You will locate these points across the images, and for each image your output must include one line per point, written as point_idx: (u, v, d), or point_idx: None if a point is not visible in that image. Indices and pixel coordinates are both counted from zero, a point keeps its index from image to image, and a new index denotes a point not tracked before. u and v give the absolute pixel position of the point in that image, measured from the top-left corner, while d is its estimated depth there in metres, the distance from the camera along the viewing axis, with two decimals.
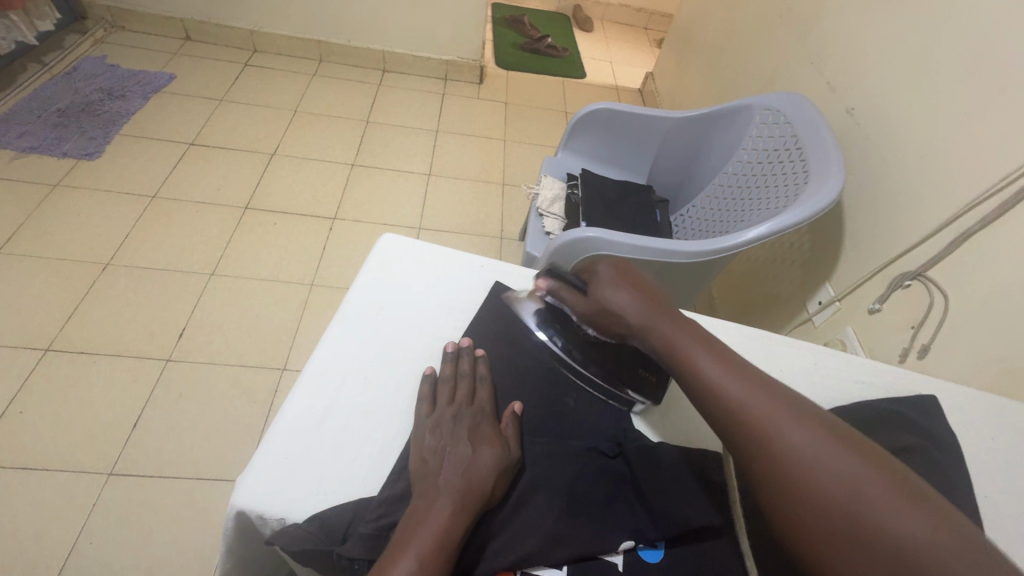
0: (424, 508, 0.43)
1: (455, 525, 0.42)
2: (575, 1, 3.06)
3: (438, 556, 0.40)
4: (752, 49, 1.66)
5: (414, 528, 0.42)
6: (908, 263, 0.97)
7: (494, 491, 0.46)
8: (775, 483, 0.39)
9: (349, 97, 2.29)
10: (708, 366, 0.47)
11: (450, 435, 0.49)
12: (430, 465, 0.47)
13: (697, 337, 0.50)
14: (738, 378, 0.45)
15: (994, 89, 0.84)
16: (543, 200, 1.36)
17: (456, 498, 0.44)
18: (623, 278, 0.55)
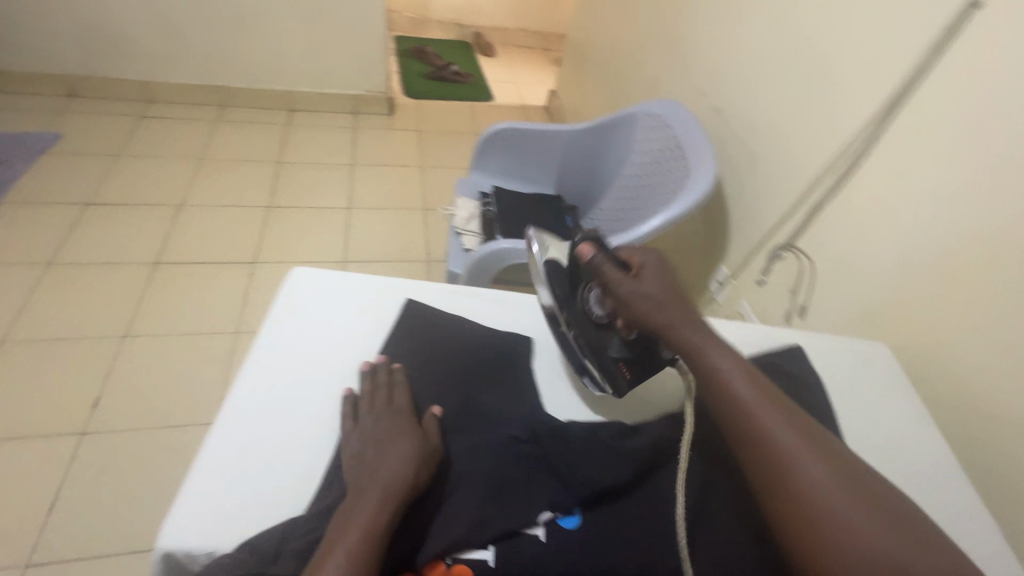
0: (356, 504, 0.47)
1: (382, 518, 0.46)
2: (474, 29, 3.19)
3: (367, 547, 0.44)
4: (634, 62, 1.82)
5: (345, 526, 0.45)
6: (780, 236, 1.11)
7: (420, 483, 0.50)
8: (784, 492, 0.48)
9: (258, 139, 2.26)
10: (745, 392, 0.53)
11: (375, 436, 0.53)
12: (359, 468, 0.51)
13: (736, 361, 0.56)
14: (771, 406, 0.52)
15: (821, 81, 1.00)
16: (459, 220, 1.40)
17: (386, 494, 0.47)
18: (666, 279, 0.61)
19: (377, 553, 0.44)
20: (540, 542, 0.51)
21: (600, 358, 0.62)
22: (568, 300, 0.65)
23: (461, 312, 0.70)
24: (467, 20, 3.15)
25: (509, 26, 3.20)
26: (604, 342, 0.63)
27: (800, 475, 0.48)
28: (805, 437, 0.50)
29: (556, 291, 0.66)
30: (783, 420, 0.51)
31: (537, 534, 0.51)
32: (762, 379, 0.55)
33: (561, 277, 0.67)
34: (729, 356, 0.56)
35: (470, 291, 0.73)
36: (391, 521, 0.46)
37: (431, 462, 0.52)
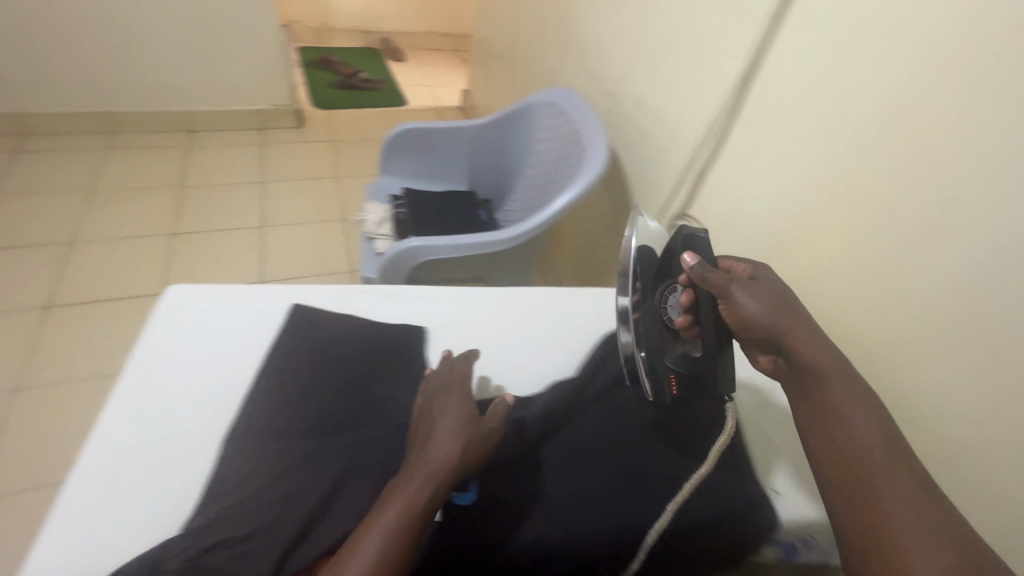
0: (404, 483, 0.48)
1: (427, 495, 0.47)
2: (382, 35, 3.15)
3: (408, 521, 0.46)
4: (534, 54, 1.85)
5: (388, 501, 0.47)
6: (674, 208, 1.17)
7: (470, 465, 0.51)
8: (856, 524, 0.47)
9: (157, 164, 2.13)
10: (868, 442, 0.50)
11: (437, 411, 0.55)
12: (416, 444, 0.53)
13: (871, 415, 0.52)
14: (897, 468, 0.48)
15: (691, 57, 1.06)
16: (371, 224, 1.39)
17: (434, 472, 0.49)
18: (781, 300, 0.58)
19: (416, 532, 0.46)
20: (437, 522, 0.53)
21: (659, 362, 0.62)
22: (646, 294, 0.64)
23: (351, 310, 0.69)
24: (374, 26, 3.11)
25: (417, 29, 3.18)
26: (670, 345, 0.62)
27: (894, 533, 0.45)
28: (930, 513, 0.45)
29: (637, 283, 0.65)
30: (907, 485, 0.47)
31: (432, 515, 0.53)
32: (905, 446, 0.50)
33: (647, 264, 0.65)
34: (861, 404, 0.53)
35: (361, 289, 0.72)
36: (435, 497, 0.48)
37: (486, 446, 0.53)
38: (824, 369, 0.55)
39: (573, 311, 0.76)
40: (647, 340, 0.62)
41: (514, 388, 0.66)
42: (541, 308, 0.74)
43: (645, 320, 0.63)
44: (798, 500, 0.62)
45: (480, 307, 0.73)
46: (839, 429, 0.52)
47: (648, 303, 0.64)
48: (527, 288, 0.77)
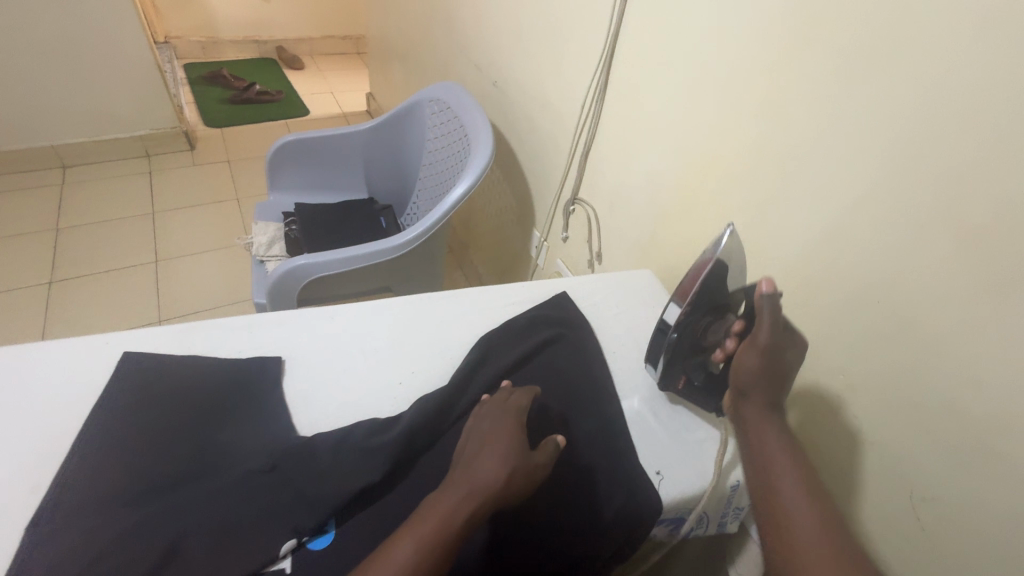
0: (437, 508, 0.47)
1: (466, 515, 0.46)
2: (275, 43, 2.99)
3: (435, 541, 0.44)
4: (423, 50, 1.80)
5: (416, 525, 0.46)
6: (567, 193, 1.16)
7: (515, 493, 0.49)
8: (771, 553, 0.49)
9: (25, 207, 1.92)
10: (783, 479, 0.52)
11: (487, 437, 0.53)
12: (460, 463, 0.51)
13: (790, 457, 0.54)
14: (813, 504, 0.50)
15: (561, 39, 1.05)
16: (260, 246, 1.30)
17: (474, 493, 0.47)
18: (777, 366, 0.56)
19: (444, 555, 0.44)
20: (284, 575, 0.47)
21: (674, 363, 0.64)
22: (691, 310, 0.60)
23: (195, 350, 0.63)
24: (264, 34, 2.94)
25: (312, 35, 3.05)
26: (688, 352, 0.63)
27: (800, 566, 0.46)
28: (844, 556, 0.46)
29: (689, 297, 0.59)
30: (816, 517, 0.49)
31: (282, 568, 0.48)
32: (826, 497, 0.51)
33: (719, 280, 0.59)
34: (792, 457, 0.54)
35: (209, 324, 0.66)
36: (476, 515, 0.47)
37: (535, 478, 0.51)
38: (758, 421, 0.57)
39: (448, 315, 0.72)
40: (676, 348, 0.63)
41: (382, 407, 0.60)
42: (413, 316, 0.71)
43: (682, 336, 0.62)
44: (680, 478, 0.60)
45: (344, 325, 0.68)
46: (765, 471, 0.54)
47: (698, 319, 0.61)
48: (398, 299, 0.73)
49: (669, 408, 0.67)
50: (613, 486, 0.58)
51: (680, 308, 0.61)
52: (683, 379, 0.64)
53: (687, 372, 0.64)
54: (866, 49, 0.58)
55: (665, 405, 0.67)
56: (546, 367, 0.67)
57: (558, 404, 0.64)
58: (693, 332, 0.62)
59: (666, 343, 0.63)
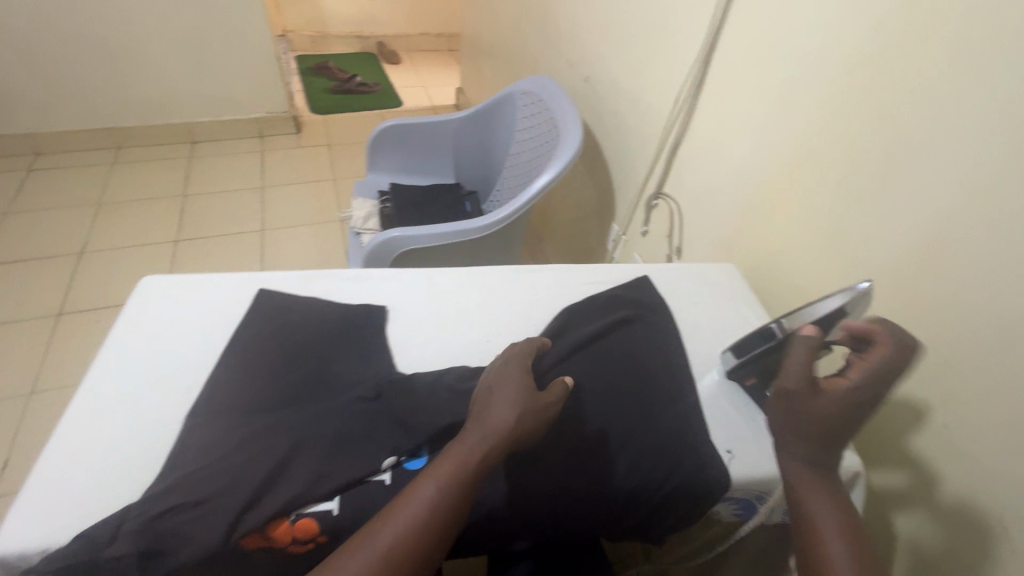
0: (455, 452, 0.51)
1: (484, 456, 0.51)
2: (376, 39, 3.20)
3: (457, 480, 0.49)
4: (516, 47, 1.87)
5: (438, 466, 0.50)
6: (651, 187, 1.18)
7: (527, 431, 0.54)
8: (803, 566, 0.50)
9: (159, 175, 2.20)
10: (813, 497, 0.53)
11: (495, 385, 0.57)
12: (477, 407, 0.56)
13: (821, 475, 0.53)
14: (841, 520, 0.51)
15: (657, 34, 1.07)
16: (358, 220, 1.43)
17: (490, 435, 0.52)
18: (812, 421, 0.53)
19: (466, 487, 0.49)
20: (385, 486, 0.54)
21: (749, 370, 0.65)
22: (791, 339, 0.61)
23: (315, 293, 0.72)
24: (367, 31, 3.16)
25: (410, 32, 3.23)
26: (766, 367, 0.65)
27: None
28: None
29: (797, 328, 0.60)
30: (844, 532, 0.50)
31: (383, 479, 0.54)
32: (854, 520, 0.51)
33: (830, 326, 0.59)
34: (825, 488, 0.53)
35: (326, 273, 0.75)
36: (494, 453, 0.51)
37: (545, 416, 0.55)
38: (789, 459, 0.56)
39: (533, 287, 0.77)
40: (763, 356, 0.64)
41: (471, 359, 0.67)
42: (503, 284, 0.77)
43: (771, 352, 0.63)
44: (751, 460, 0.61)
45: (438, 285, 0.75)
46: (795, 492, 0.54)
47: None
48: (487, 266, 0.79)
49: (743, 397, 0.67)
50: (668, 455, 0.60)
51: (783, 330, 0.61)
52: (753, 381, 0.66)
53: (755, 380, 0.66)
54: (988, 43, 0.56)
55: (739, 393, 0.67)
56: (615, 340, 0.70)
57: (612, 371, 0.66)
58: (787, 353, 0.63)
59: (752, 350, 0.64)
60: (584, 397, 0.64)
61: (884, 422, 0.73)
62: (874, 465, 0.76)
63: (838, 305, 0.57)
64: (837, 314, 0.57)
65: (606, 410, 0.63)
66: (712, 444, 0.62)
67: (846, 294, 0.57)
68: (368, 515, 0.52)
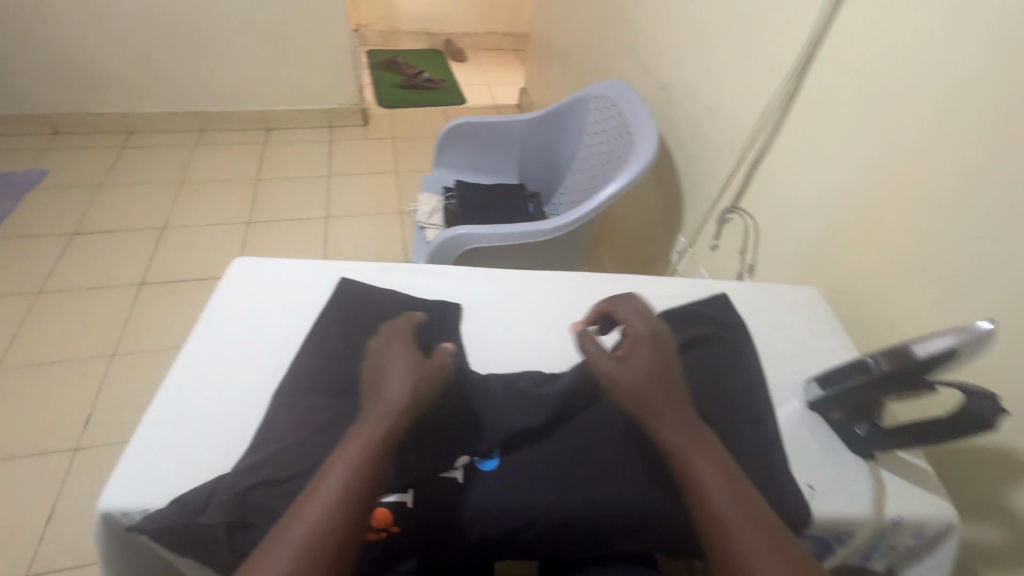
0: (359, 432, 0.48)
1: (386, 433, 0.48)
2: (444, 37, 3.25)
3: (364, 461, 0.46)
4: (588, 50, 1.85)
5: (341, 452, 0.47)
6: (726, 201, 1.14)
7: (422, 403, 0.52)
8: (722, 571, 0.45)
9: (236, 159, 2.31)
10: (722, 494, 0.48)
11: (385, 360, 0.54)
12: (371, 387, 0.53)
13: (720, 466, 0.49)
14: (750, 512, 0.47)
15: (746, 44, 1.03)
16: (423, 214, 1.46)
17: (389, 410, 0.50)
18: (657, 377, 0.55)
19: (375, 463, 0.47)
20: (457, 484, 0.54)
21: (836, 403, 0.61)
22: (887, 377, 0.56)
23: (392, 286, 0.73)
24: (436, 28, 3.21)
25: (478, 31, 3.26)
26: (858, 402, 0.60)
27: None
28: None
29: (894, 365, 0.55)
30: (756, 525, 0.46)
31: (455, 477, 0.55)
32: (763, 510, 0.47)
33: (933, 367, 0.53)
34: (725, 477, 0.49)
35: (404, 266, 0.76)
36: (396, 429, 0.49)
37: (435, 387, 0.54)
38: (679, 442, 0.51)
39: (607, 297, 0.76)
40: (853, 391, 0.60)
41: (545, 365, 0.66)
42: (577, 293, 0.76)
43: (863, 387, 0.59)
44: (833, 498, 0.58)
45: (512, 287, 0.75)
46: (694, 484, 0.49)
47: (898, 385, 0.56)
48: (563, 272, 0.78)
49: (828, 431, 0.63)
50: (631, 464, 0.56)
51: (877, 366, 0.57)
52: (840, 413, 0.62)
53: (842, 414, 0.62)
54: None
55: (822, 426, 0.64)
56: (691, 358, 0.67)
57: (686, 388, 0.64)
58: (884, 391, 0.58)
59: (841, 383, 0.61)
60: None
61: (977, 473, 0.69)
62: (970, 516, 0.70)
63: (944, 346, 0.52)
64: (942, 356, 0.52)
65: None
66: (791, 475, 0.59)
67: (953, 333, 0.51)
68: (444, 509, 0.53)
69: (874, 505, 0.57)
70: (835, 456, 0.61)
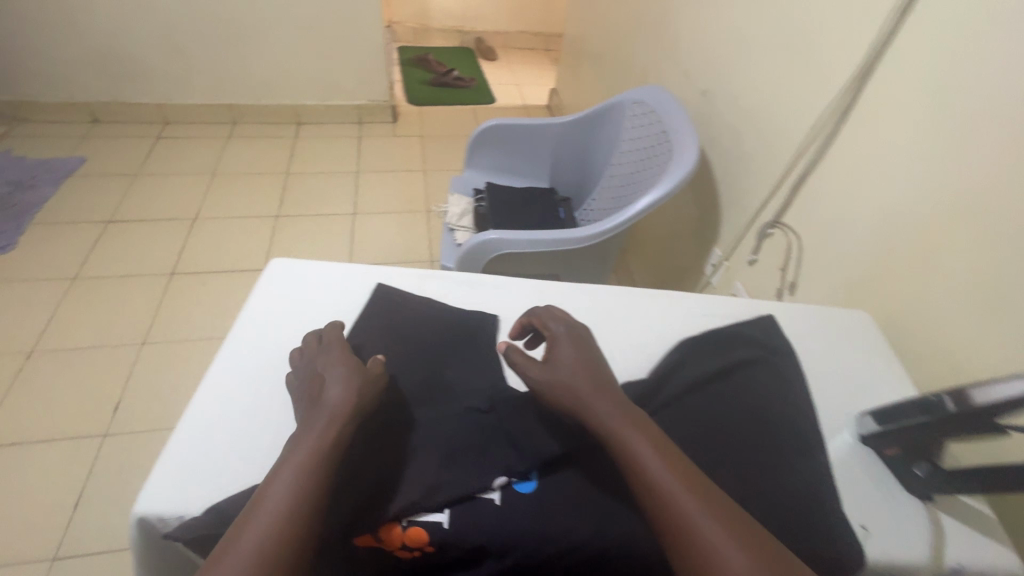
0: (304, 437, 0.50)
1: (332, 434, 0.49)
2: (476, 35, 3.24)
3: (313, 463, 0.48)
4: (624, 53, 1.82)
5: (289, 458, 0.48)
6: (767, 215, 1.11)
7: (362, 403, 0.54)
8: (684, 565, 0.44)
9: (267, 152, 2.34)
10: (667, 486, 0.46)
11: (322, 370, 0.57)
12: (310, 399, 0.55)
13: (661, 449, 0.49)
14: (697, 498, 0.46)
15: (796, 54, 0.99)
16: (453, 215, 1.45)
17: (331, 416, 0.51)
18: (581, 371, 0.56)
19: (324, 463, 0.48)
20: (494, 505, 0.53)
21: (890, 438, 0.59)
22: (950, 418, 0.53)
23: (429, 294, 0.72)
24: (468, 26, 3.20)
25: (509, 30, 3.25)
26: (916, 440, 0.58)
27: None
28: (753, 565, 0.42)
29: (959, 406, 0.52)
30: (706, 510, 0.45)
31: (492, 498, 0.53)
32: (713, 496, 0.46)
33: (1003, 414, 0.50)
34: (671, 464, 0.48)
35: (441, 274, 0.75)
36: (341, 430, 0.51)
37: (373, 390, 0.56)
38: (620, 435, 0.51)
39: (646, 315, 0.75)
40: (912, 428, 0.57)
41: None
42: (617, 310, 0.75)
43: (922, 425, 0.56)
44: (887, 540, 0.55)
45: (550, 300, 0.74)
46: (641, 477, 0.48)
47: (963, 428, 0.53)
48: (600, 287, 0.77)
49: (881, 467, 0.61)
50: (600, 483, 0.55)
51: (940, 406, 0.54)
52: (895, 450, 0.59)
53: (897, 450, 0.59)
54: None
55: (875, 461, 0.61)
56: (736, 382, 0.65)
57: (729, 415, 0.62)
58: (946, 433, 0.55)
59: (898, 418, 0.58)
60: (703, 443, 0.59)
61: None
62: None
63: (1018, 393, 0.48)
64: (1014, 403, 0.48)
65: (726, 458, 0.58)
66: (842, 513, 0.56)
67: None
68: (478, 531, 0.51)
69: (929, 551, 0.55)
70: (888, 495, 0.58)
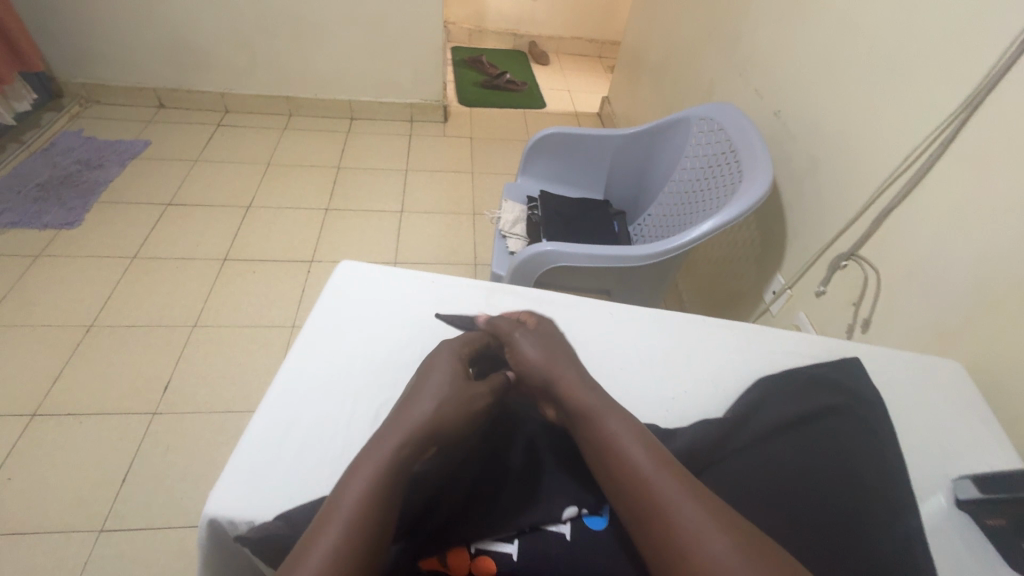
0: (397, 427, 0.51)
1: (405, 442, 0.49)
2: (529, 38, 3.24)
3: (388, 470, 0.47)
4: (688, 66, 1.78)
5: (366, 459, 0.48)
6: (841, 246, 1.05)
7: (453, 415, 0.53)
8: None
9: (320, 146, 2.38)
10: (689, 519, 0.44)
11: (429, 370, 0.57)
12: (407, 398, 0.55)
13: (689, 490, 0.46)
14: (723, 534, 0.43)
15: (890, 82, 0.94)
16: (506, 222, 1.43)
17: (412, 421, 0.51)
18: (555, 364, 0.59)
19: (397, 469, 0.48)
20: (564, 539, 0.52)
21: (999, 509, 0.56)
22: None
23: (498, 308, 0.71)
24: (522, 30, 3.20)
25: (564, 35, 3.24)
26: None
27: None
28: None
29: None
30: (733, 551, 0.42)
31: (561, 531, 0.53)
32: (748, 542, 0.43)
33: None
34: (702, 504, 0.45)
35: (508, 289, 0.74)
36: (433, 436, 0.51)
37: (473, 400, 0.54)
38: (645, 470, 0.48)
39: (716, 348, 0.72)
40: None
41: (654, 418, 0.63)
42: (687, 341, 0.72)
43: None
44: None
45: (621, 325, 0.72)
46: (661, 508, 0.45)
47: None
48: (673, 313, 0.75)
49: (979, 536, 0.56)
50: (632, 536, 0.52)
51: None
52: (1000, 521, 0.55)
53: (1005, 523, 0.55)
54: None
55: (973, 530, 0.56)
56: (821, 430, 0.60)
57: (813, 465, 0.58)
58: None
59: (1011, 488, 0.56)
60: (786, 496, 0.56)
61: None
62: None
63: None
64: None
65: (811, 514, 0.54)
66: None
67: None
68: (548, 565, 0.50)
69: None
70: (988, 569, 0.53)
